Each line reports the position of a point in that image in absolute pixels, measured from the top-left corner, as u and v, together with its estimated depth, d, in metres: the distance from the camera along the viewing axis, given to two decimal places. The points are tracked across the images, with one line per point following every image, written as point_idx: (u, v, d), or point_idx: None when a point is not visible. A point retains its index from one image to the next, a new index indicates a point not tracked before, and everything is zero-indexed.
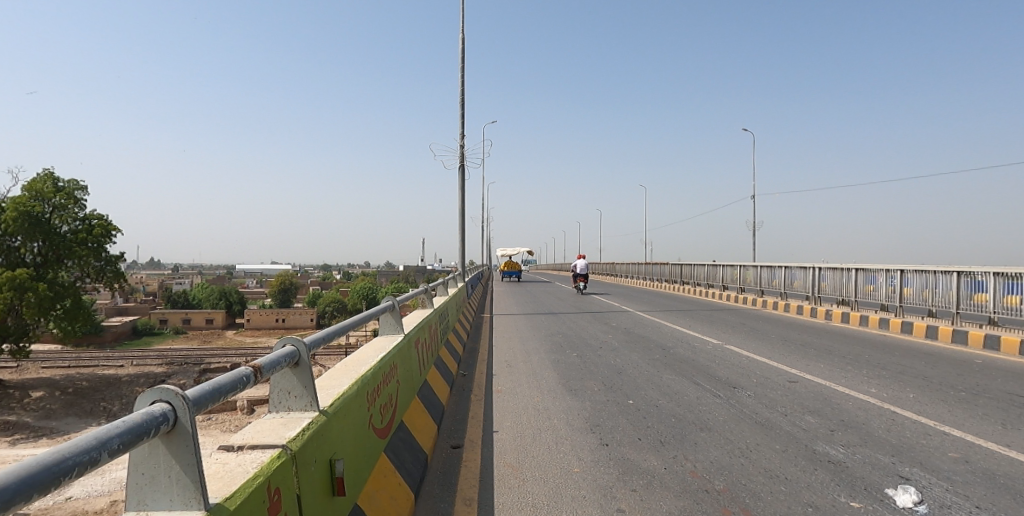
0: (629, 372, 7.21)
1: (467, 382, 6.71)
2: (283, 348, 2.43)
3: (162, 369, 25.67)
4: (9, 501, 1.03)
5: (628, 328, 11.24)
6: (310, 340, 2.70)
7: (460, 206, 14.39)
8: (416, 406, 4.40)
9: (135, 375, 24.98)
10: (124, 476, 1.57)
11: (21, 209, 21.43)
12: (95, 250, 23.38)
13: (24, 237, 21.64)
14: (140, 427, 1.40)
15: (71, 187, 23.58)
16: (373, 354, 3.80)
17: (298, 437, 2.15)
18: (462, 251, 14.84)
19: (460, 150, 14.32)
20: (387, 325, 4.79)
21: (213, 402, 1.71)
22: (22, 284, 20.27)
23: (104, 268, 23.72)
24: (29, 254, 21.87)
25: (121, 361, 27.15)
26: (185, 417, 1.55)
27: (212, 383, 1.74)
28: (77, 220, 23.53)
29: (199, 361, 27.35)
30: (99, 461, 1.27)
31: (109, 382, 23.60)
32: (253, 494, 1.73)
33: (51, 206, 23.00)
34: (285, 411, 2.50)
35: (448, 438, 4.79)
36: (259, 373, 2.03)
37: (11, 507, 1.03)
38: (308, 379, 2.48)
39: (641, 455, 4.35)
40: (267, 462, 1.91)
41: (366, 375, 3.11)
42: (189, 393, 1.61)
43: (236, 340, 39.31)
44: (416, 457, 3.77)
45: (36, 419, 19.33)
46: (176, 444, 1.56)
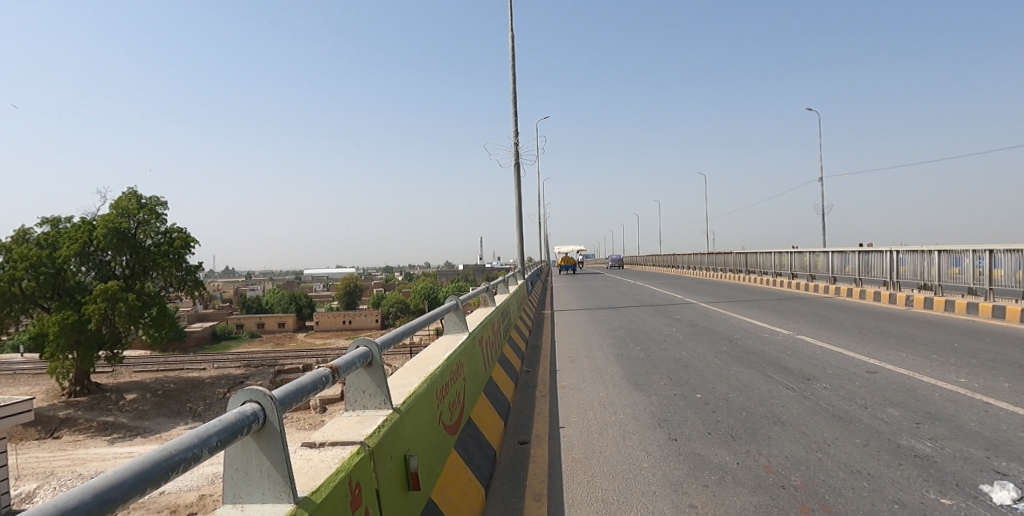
0: (695, 366, 7.05)
1: (531, 378, 6.75)
2: (356, 348, 2.51)
3: (241, 372, 27.06)
4: (124, 495, 1.13)
5: (692, 320, 10.98)
6: (381, 340, 2.79)
7: (517, 203, 14.41)
8: (483, 403, 4.47)
9: (216, 376, 26.42)
10: (224, 473, 1.69)
11: (110, 225, 23.00)
12: (176, 260, 24.84)
13: (114, 252, 23.32)
14: (234, 426, 1.49)
15: (153, 203, 25.19)
16: (439, 353, 3.90)
17: (375, 434, 2.23)
18: (521, 248, 14.86)
19: (515, 147, 14.36)
20: (452, 324, 4.89)
21: (298, 400, 1.80)
22: (114, 295, 21.77)
23: (184, 278, 25.27)
24: (118, 267, 23.60)
25: (204, 364, 28.79)
26: (273, 416, 1.64)
27: (296, 383, 1.83)
28: (159, 234, 25.10)
29: (274, 362, 28.64)
30: (201, 457, 1.37)
31: (194, 383, 25.09)
32: (336, 488, 1.82)
33: (136, 221, 24.64)
34: (360, 410, 2.59)
35: (514, 435, 4.82)
36: (337, 373, 2.11)
37: (127, 502, 1.13)
38: (380, 378, 2.56)
39: (713, 450, 4.24)
40: (347, 458, 1.99)
41: (434, 373, 3.18)
42: (276, 394, 1.70)
43: (306, 342, 40.97)
44: (484, 453, 3.83)
45: (130, 419, 20.85)
46: (266, 441, 1.65)
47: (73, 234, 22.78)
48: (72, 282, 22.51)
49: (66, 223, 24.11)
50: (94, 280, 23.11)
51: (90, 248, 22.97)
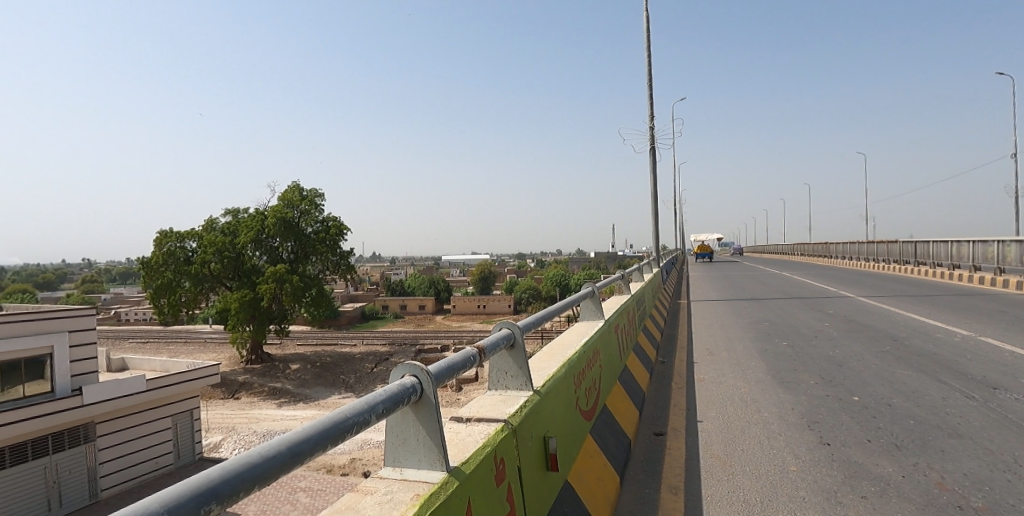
0: (852, 366, 6.40)
1: (666, 369, 6.58)
2: (499, 330, 2.61)
3: (386, 349, 29.28)
4: (303, 453, 1.33)
5: (848, 315, 9.96)
6: (523, 323, 2.87)
7: (652, 189, 13.97)
8: (618, 391, 4.45)
9: (365, 352, 28.86)
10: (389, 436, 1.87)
11: (278, 215, 25.92)
12: (332, 246, 27.40)
13: (281, 239, 26.27)
14: (397, 396, 1.64)
15: (313, 195, 27.96)
16: (576, 338, 3.94)
17: (517, 413, 2.32)
18: (655, 235, 14.42)
19: (650, 132, 13.90)
20: (588, 310, 4.92)
21: (450, 376, 1.92)
22: (282, 277, 24.55)
23: (339, 262, 27.78)
24: (285, 251, 26.55)
25: (355, 341, 31.59)
26: (429, 389, 1.77)
27: (449, 361, 1.96)
28: (317, 222, 27.82)
29: (415, 342, 30.64)
30: (370, 422, 1.52)
31: (346, 358, 27.63)
32: (483, 462, 1.92)
33: (299, 211, 27.52)
34: (503, 389, 2.70)
35: (650, 425, 4.73)
36: (483, 353, 2.22)
37: (304, 459, 1.33)
38: (522, 360, 2.64)
39: (872, 458, 3.85)
40: (492, 435, 2.09)
41: (572, 358, 3.22)
42: (432, 369, 1.83)
43: (444, 324, 43.24)
44: (619, 441, 3.82)
45: (294, 387, 23.52)
46: (422, 413, 1.79)
47: (249, 223, 25.99)
48: (249, 264, 25.74)
49: (244, 212, 27.56)
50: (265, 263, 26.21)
51: (262, 235, 26.07)
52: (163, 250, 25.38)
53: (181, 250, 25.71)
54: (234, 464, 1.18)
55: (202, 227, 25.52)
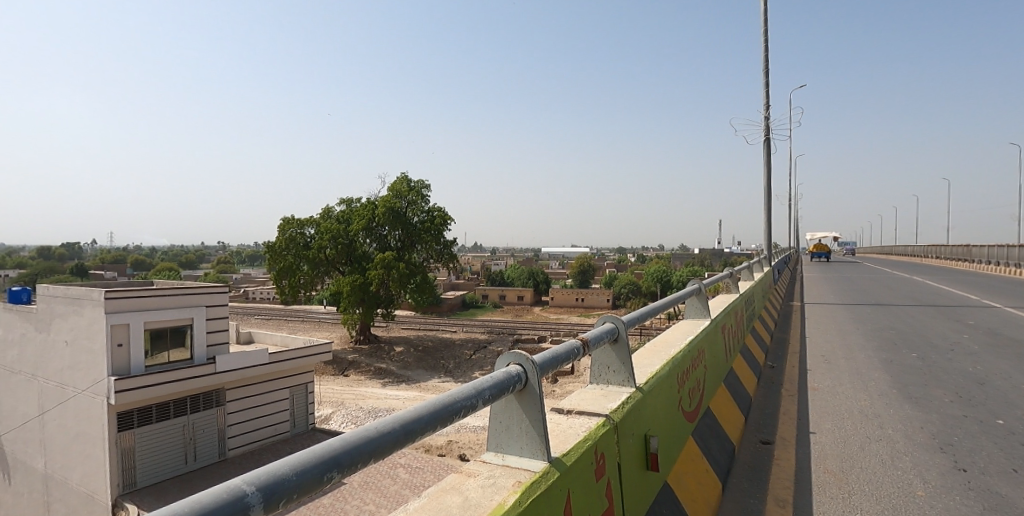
0: (996, 385, 5.69)
1: (776, 375, 6.21)
2: (603, 324, 2.60)
3: (484, 337, 30.01)
4: (412, 433, 1.41)
5: (993, 328, 8.84)
6: (627, 318, 2.83)
7: (765, 183, 13.13)
8: (723, 395, 4.28)
9: (464, 339, 29.74)
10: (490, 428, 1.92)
11: (388, 205, 27.24)
12: (436, 236, 28.38)
13: (390, 227, 27.61)
14: (503, 384, 1.68)
15: (420, 186, 29.05)
16: (680, 337, 3.84)
17: (619, 409, 2.30)
18: (767, 232, 13.55)
19: (765, 121, 13.04)
20: (693, 308, 4.76)
21: (554, 367, 1.95)
22: (389, 264, 25.84)
23: (442, 251, 28.73)
24: (393, 240, 27.88)
25: (455, 328, 32.65)
26: (533, 379, 1.81)
27: (553, 352, 1.98)
28: (423, 212, 28.88)
29: (512, 331, 31.12)
30: (477, 407, 1.58)
31: (447, 343, 28.64)
32: (584, 455, 1.92)
33: (406, 202, 28.73)
34: (604, 384, 2.68)
35: (756, 432, 4.49)
36: (587, 346, 2.22)
37: (413, 439, 1.40)
38: (625, 355, 2.61)
39: (1019, 491, 3.40)
40: (594, 428, 2.09)
41: (676, 357, 3.13)
42: (536, 359, 1.86)
43: (541, 316, 43.47)
44: (723, 446, 3.68)
45: (398, 368, 24.77)
46: (526, 401, 1.83)
47: (362, 212, 27.54)
48: (360, 251, 27.33)
49: (356, 202, 29.25)
50: (375, 250, 27.69)
51: (373, 224, 27.54)
52: (286, 236, 27.60)
53: (301, 236, 27.82)
54: (350, 442, 1.28)
55: (320, 215, 27.43)
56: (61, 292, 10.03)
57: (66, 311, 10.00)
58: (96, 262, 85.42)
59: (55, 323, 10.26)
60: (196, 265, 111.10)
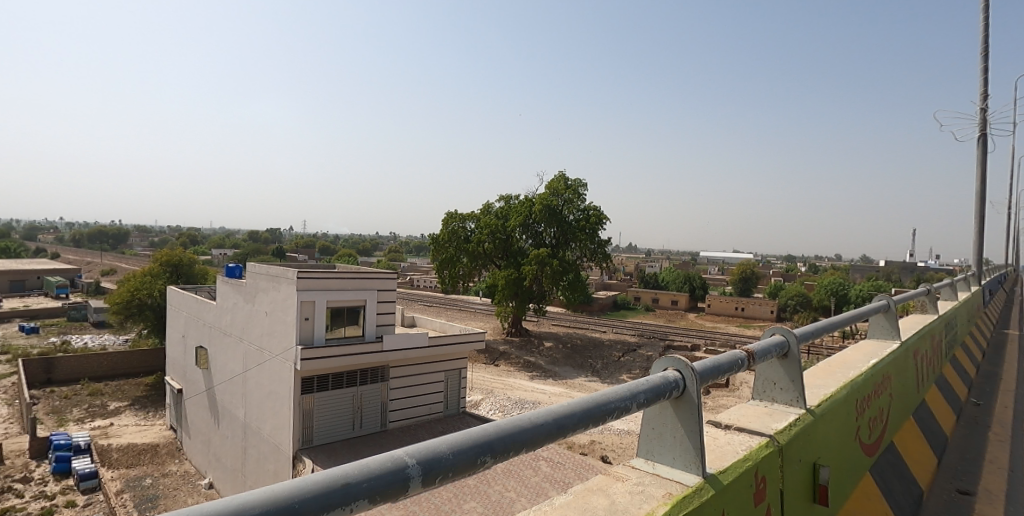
0: None
1: (981, 414, 5.25)
2: (771, 336, 2.38)
3: (634, 340, 29.29)
4: (564, 428, 1.40)
5: None
6: (801, 332, 2.57)
7: (980, 187, 11.08)
8: (912, 430, 3.71)
9: (614, 340, 29.31)
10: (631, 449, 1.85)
11: (545, 203, 27.63)
12: (591, 235, 28.09)
13: (545, 225, 28.00)
14: (659, 388, 1.62)
15: (577, 184, 28.89)
16: (862, 358, 3.40)
17: (786, 431, 2.09)
18: (980, 245, 11.43)
19: (983, 114, 10.97)
20: (878, 327, 4.19)
21: (715, 377, 1.82)
22: (543, 261, 26.24)
23: (596, 250, 28.42)
24: (548, 237, 28.22)
25: (605, 328, 32.33)
26: (692, 387, 1.71)
27: (714, 360, 1.85)
28: (579, 211, 28.70)
29: (663, 337, 29.97)
30: (630, 409, 1.53)
31: (595, 343, 28.46)
32: (743, 476, 1.77)
33: (563, 200, 28.82)
34: (769, 402, 2.45)
35: (951, 480, 3.83)
36: (752, 359, 2.05)
37: (562, 436, 1.39)
38: (796, 373, 2.36)
39: None
40: (756, 448, 1.92)
41: (856, 381, 2.77)
42: (697, 366, 1.75)
43: (696, 323, 41.27)
44: (908, 489, 3.18)
45: (546, 363, 25.19)
46: (683, 411, 1.73)
47: (520, 209, 28.29)
48: (516, 247, 28.13)
49: (515, 199, 30.09)
50: (530, 246, 28.31)
51: (530, 221, 28.14)
52: (449, 229, 29.40)
53: (462, 230, 29.41)
54: (502, 428, 1.32)
55: (480, 210, 28.77)
56: (264, 270, 11.68)
57: (267, 285, 11.62)
58: (292, 247, 98.02)
59: (258, 296, 11.97)
60: (372, 253, 122.47)
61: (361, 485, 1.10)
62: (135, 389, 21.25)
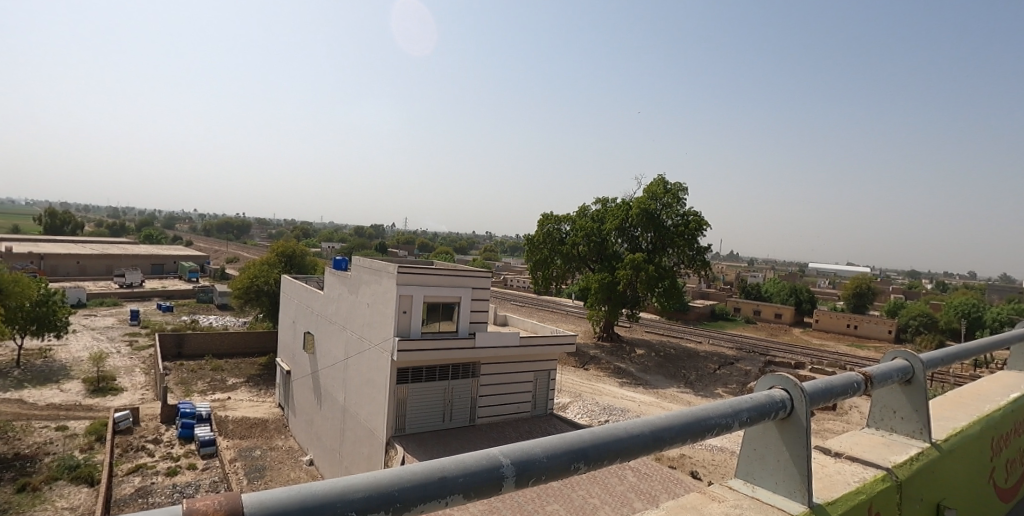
0: None
1: None
2: (892, 360, 2.19)
3: (732, 353, 27.86)
4: (660, 440, 1.38)
5: None
6: (927, 358, 2.33)
7: None
8: None
9: (710, 352, 28.04)
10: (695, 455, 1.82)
11: (642, 207, 26.89)
12: (690, 241, 26.83)
13: (642, 229, 27.25)
14: (764, 407, 1.55)
15: (677, 188, 27.77)
16: (1000, 390, 3.03)
17: (905, 466, 1.90)
18: None
19: None
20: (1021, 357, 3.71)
21: (828, 399, 1.69)
22: (639, 266, 25.61)
23: (694, 257, 27.23)
24: (644, 241, 27.44)
25: (700, 338, 31.04)
26: (801, 409, 1.59)
27: (827, 381, 1.72)
28: (678, 215, 27.55)
29: (764, 351, 28.27)
30: (733, 426, 1.48)
31: (690, 353, 27.38)
32: (854, 509, 1.63)
33: (661, 204, 27.79)
34: (886, 431, 2.25)
35: None
36: (870, 383, 1.88)
37: (658, 449, 1.37)
38: (921, 401, 2.15)
39: None
40: (870, 481, 1.76)
41: (993, 416, 2.47)
42: (807, 387, 1.64)
43: (801, 339, 38.53)
44: None
45: (637, 370, 24.62)
46: (789, 432, 1.62)
47: (616, 212, 27.76)
48: (611, 250, 27.67)
49: (611, 201, 29.57)
50: (626, 250, 27.71)
51: (626, 225, 27.53)
52: (544, 231, 29.65)
53: (557, 232, 29.48)
54: (597, 436, 1.31)
55: (576, 213, 28.66)
56: (368, 264, 12.33)
57: (370, 278, 12.25)
58: (394, 242, 102.71)
59: (361, 288, 12.65)
60: (468, 251, 125.68)
61: (457, 479, 1.13)
62: (251, 367, 23.19)
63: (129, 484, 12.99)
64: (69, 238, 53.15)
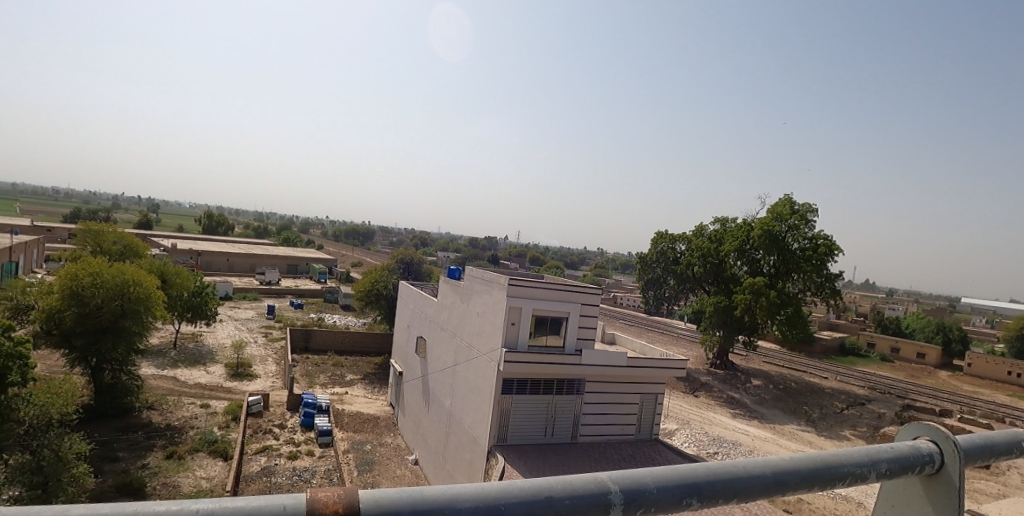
0: None
1: None
2: None
3: (864, 393, 25.25)
4: (776, 487, 1.30)
5: None
6: None
7: None
8: None
9: (837, 389, 25.62)
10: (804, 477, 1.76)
11: (765, 228, 25.27)
12: (818, 266, 24.67)
13: (764, 251, 25.55)
14: (907, 460, 1.41)
15: (805, 209, 25.72)
16: None
17: None
18: None
19: None
20: None
21: (986, 458, 1.50)
22: (759, 290, 24.09)
23: (823, 284, 24.95)
24: (766, 265, 25.70)
25: (827, 374, 28.49)
26: (952, 465, 1.43)
27: (987, 437, 1.52)
28: (806, 239, 25.41)
29: (903, 394, 25.31)
30: (868, 478, 1.38)
31: (814, 389, 25.19)
32: None
33: (787, 226, 25.85)
34: None
35: None
36: None
37: (776, 493, 1.30)
38: None
39: None
40: None
41: None
42: (961, 440, 1.47)
43: (949, 384, 34.03)
44: None
45: (752, 402, 23.11)
46: (936, 491, 1.46)
47: (736, 233, 26.36)
48: (729, 272, 26.29)
49: (731, 221, 28.13)
50: (745, 273, 26.20)
51: (746, 246, 26.01)
52: (657, 249, 29.07)
53: (672, 251, 28.75)
54: (708, 474, 1.26)
55: (692, 232, 27.68)
56: (480, 275, 12.70)
57: (481, 288, 12.62)
58: (505, 254, 104.83)
59: (472, 298, 13.06)
60: (577, 266, 125.34)
61: (563, 500, 1.14)
62: (367, 365, 24.67)
63: (256, 462, 14.31)
64: (224, 238, 60.08)
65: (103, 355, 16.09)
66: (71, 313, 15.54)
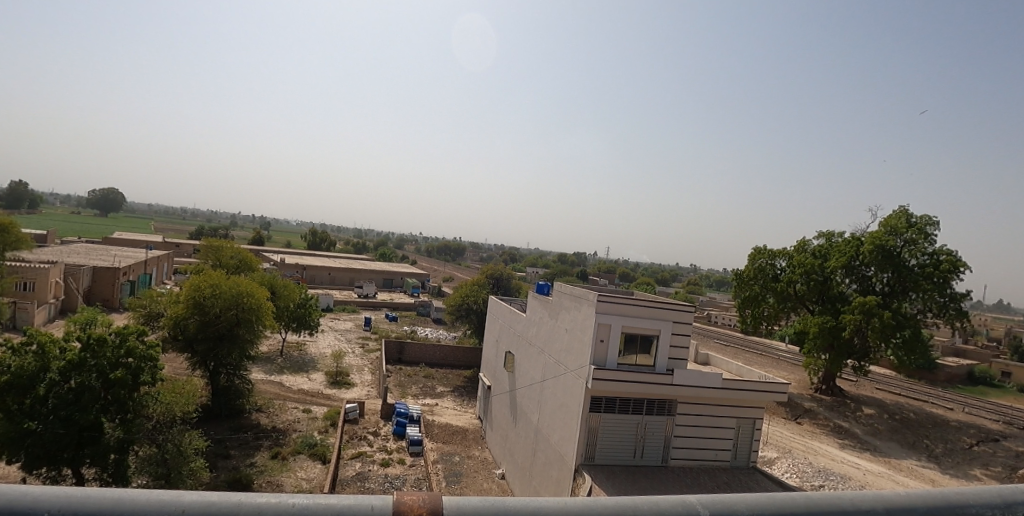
0: None
1: None
2: None
3: (998, 428, 22.46)
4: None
5: None
6: None
7: None
8: None
9: (965, 422, 22.98)
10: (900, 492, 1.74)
11: (876, 243, 23.48)
12: (940, 285, 22.54)
13: (876, 268, 23.70)
14: None
15: (924, 222, 23.58)
16: None
17: None
18: None
19: None
20: None
21: None
22: (870, 310, 22.27)
23: (946, 305, 22.72)
24: (879, 283, 23.82)
25: (952, 405, 25.66)
26: None
27: None
28: (926, 254, 23.25)
29: None
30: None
31: (937, 421, 22.75)
32: None
33: (903, 240, 23.80)
34: None
35: None
36: None
37: None
38: None
39: None
40: None
41: None
42: None
43: None
44: None
45: (862, 432, 21.28)
46: None
47: (844, 248, 24.69)
48: (836, 291, 24.53)
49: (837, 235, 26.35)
50: (854, 291, 24.34)
51: (856, 262, 24.30)
52: (755, 265, 27.64)
53: (771, 267, 27.27)
54: (805, 502, 1.28)
55: (793, 248, 26.11)
56: (569, 290, 12.68)
57: (570, 304, 12.58)
58: (594, 269, 103.79)
59: (561, 314, 13.06)
60: (668, 282, 121.61)
61: None
62: (456, 378, 25.20)
63: (351, 467, 15.00)
64: (327, 253, 64.04)
65: (220, 359, 17.60)
66: (194, 320, 17.17)
